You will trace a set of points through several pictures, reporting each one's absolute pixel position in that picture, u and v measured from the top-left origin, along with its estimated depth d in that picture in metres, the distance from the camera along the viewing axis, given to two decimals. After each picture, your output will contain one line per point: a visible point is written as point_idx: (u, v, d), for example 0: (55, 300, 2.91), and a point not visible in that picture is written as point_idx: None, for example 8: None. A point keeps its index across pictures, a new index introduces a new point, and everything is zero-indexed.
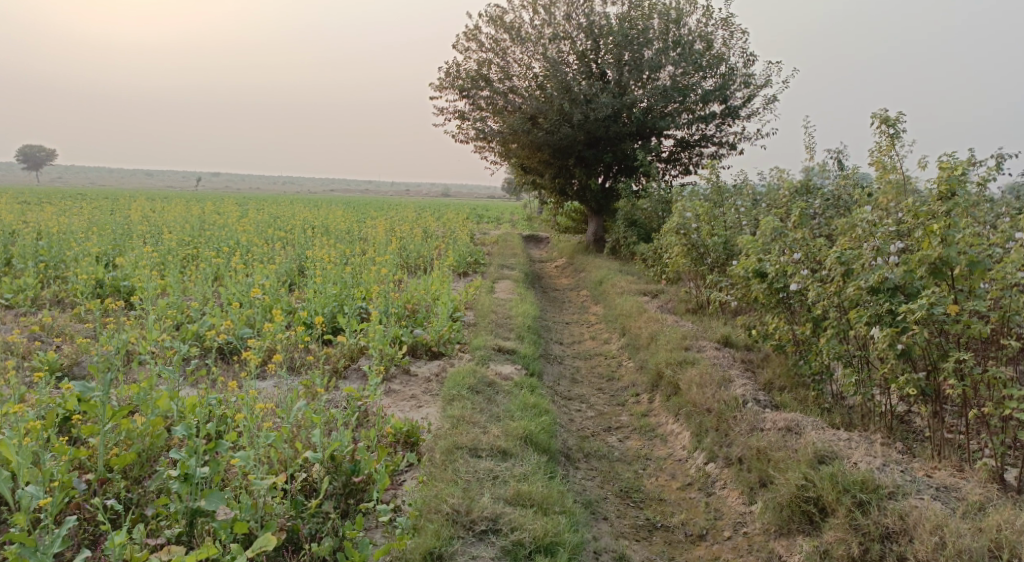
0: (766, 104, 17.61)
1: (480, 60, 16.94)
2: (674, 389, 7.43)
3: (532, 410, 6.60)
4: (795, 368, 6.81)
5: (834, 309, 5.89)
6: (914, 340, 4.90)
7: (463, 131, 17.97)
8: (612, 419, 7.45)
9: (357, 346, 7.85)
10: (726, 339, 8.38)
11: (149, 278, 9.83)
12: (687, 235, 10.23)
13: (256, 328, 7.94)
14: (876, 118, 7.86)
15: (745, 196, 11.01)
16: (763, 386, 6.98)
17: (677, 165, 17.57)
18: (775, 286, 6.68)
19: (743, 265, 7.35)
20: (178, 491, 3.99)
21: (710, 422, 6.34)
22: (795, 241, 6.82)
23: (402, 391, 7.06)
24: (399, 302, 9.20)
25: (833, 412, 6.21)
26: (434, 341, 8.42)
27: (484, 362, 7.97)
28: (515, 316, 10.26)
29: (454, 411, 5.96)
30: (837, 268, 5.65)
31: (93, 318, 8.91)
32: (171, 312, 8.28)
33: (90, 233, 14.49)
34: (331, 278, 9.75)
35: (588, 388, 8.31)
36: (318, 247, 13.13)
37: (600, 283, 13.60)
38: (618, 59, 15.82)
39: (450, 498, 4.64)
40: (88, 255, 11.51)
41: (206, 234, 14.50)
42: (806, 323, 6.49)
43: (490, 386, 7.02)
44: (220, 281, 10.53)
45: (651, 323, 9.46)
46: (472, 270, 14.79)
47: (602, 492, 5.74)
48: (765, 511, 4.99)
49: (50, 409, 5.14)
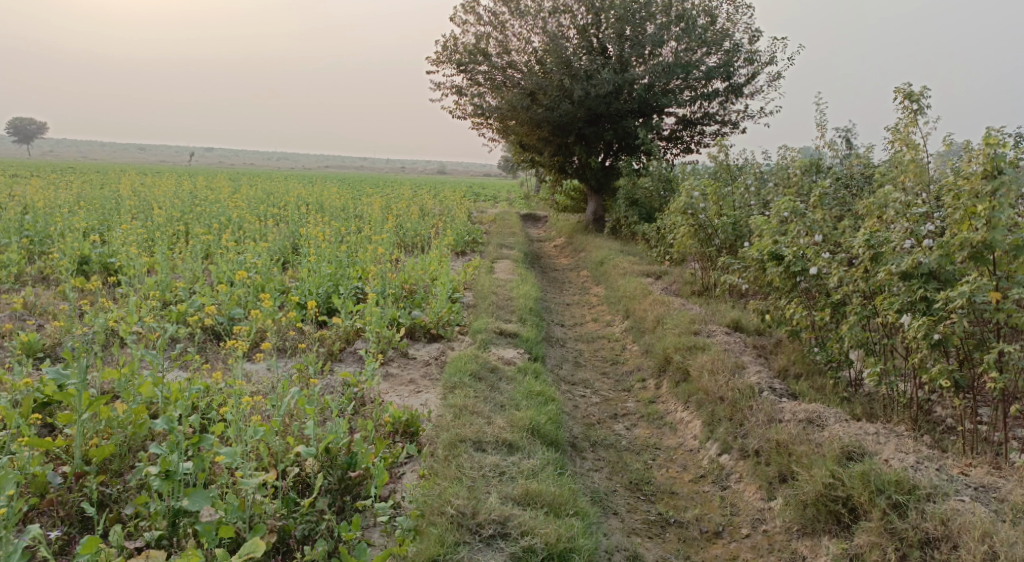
0: (770, 82, 17.21)
1: (479, 34, 16.44)
2: (683, 376, 7.14)
3: (537, 398, 6.29)
4: (811, 354, 6.51)
5: (858, 295, 5.59)
6: (951, 329, 4.62)
7: (461, 106, 17.54)
8: (618, 405, 7.16)
9: (352, 328, 7.54)
10: (737, 323, 8.07)
11: (137, 255, 9.50)
12: (695, 215, 9.85)
13: (247, 309, 7.64)
14: (900, 93, 7.56)
15: (754, 175, 10.69)
16: (777, 373, 6.68)
17: (678, 143, 17.18)
18: (793, 270, 6.37)
19: (757, 247, 7.03)
20: (158, 489, 3.68)
21: (723, 410, 6.05)
22: (815, 222, 6.50)
23: (400, 375, 6.77)
24: (396, 283, 8.89)
25: (853, 402, 5.91)
26: (433, 324, 8.11)
27: (485, 345, 7.66)
28: (516, 298, 9.94)
29: (455, 400, 5.65)
30: (866, 252, 5.34)
31: (78, 296, 8.58)
32: (158, 292, 7.96)
33: (77, 208, 14.11)
34: (326, 257, 9.41)
35: (592, 373, 8.01)
36: (312, 223, 12.78)
37: (601, 263, 13.29)
38: (620, 34, 15.35)
39: (455, 499, 4.34)
40: (75, 230, 11.16)
41: (197, 210, 14.15)
42: (825, 308, 6.19)
43: (493, 372, 6.71)
44: (211, 258, 10.20)
45: (657, 306, 9.14)
46: (470, 249, 14.47)
47: (611, 485, 5.46)
48: (787, 508, 4.72)
49: (27, 394, 4.84)
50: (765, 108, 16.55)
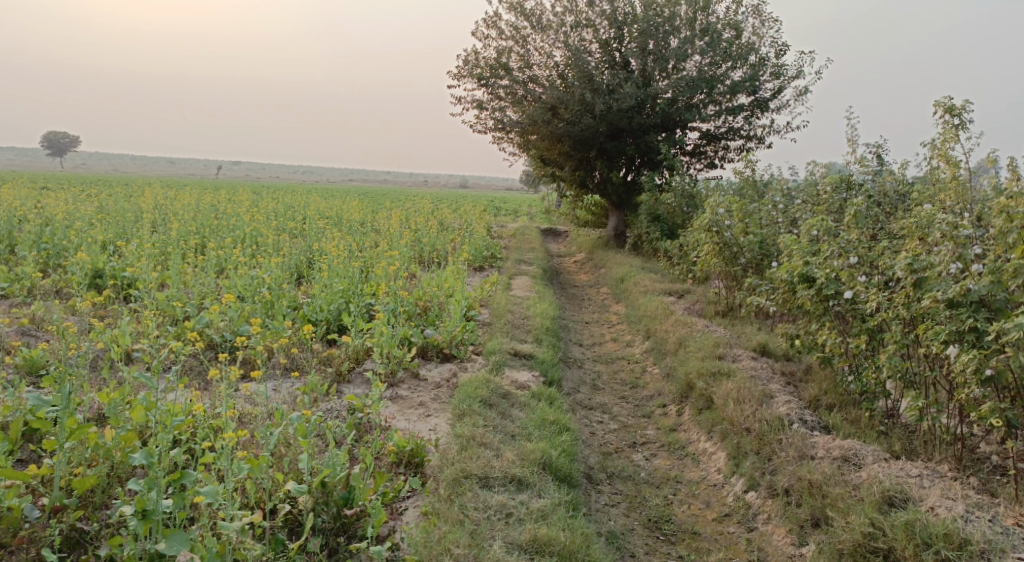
0: (797, 97, 16.82)
1: (500, 48, 16.26)
2: (706, 403, 6.76)
3: (551, 427, 5.96)
4: (844, 384, 6.11)
5: (898, 322, 5.21)
6: (1005, 364, 4.25)
7: (482, 120, 17.32)
8: (637, 433, 6.79)
9: (362, 347, 7.26)
10: (763, 347, 7.68)
11: (150, 268, 9.33)
12: (719, 233, 9.49)
13: (256, 326, 7.43)
14: (940, 107, 7.18)
15: (780, 191, 10.31)
16: (808, 403, 6.28)
17: (702, 158, 16.81)
18: (826, 293, 5.98)
19: (786, 268, 6.66)
20: (134, 530, 3.40)
21: (750, 443, 5.68)
22: (849, 243, 6.12)
23: (409, 397, 6.46)
24: (409, 299, 8.61)
25: (891, 437, 5.50)
26: (445, 343, 7.81)
27: (499, 368, 7.34)
28: (534, 316, 9.62)
29: (463, 429, 5.34)
30: (907, 276, 4.95)
31: (88, 310, 8.41)
32: (167, 307, 7.77)
33: (97, 220, 14.05)
34: (338, 272, 9.17)
35: (611, 397, 7.66)
36: (329, 237, 12.57)
37: (622, 280, 12.93)
38: (643, 47, 15.03)
39: (456, 546, 4.04)
40: (91, 243, 11.05)
41: (215, 223, 14.02)
42: (860, 335, 5.80)
43: (505, 398, 6.37)
44: (225, 272, 10.02)
45: (679, 327, 8.77)
46: (488, 264, 14.19)
47: (628, 523, 5.10)
48: (821, 557, 4.36)
49: (16, 415, 4.60)
50: (792, 123, 16.15)
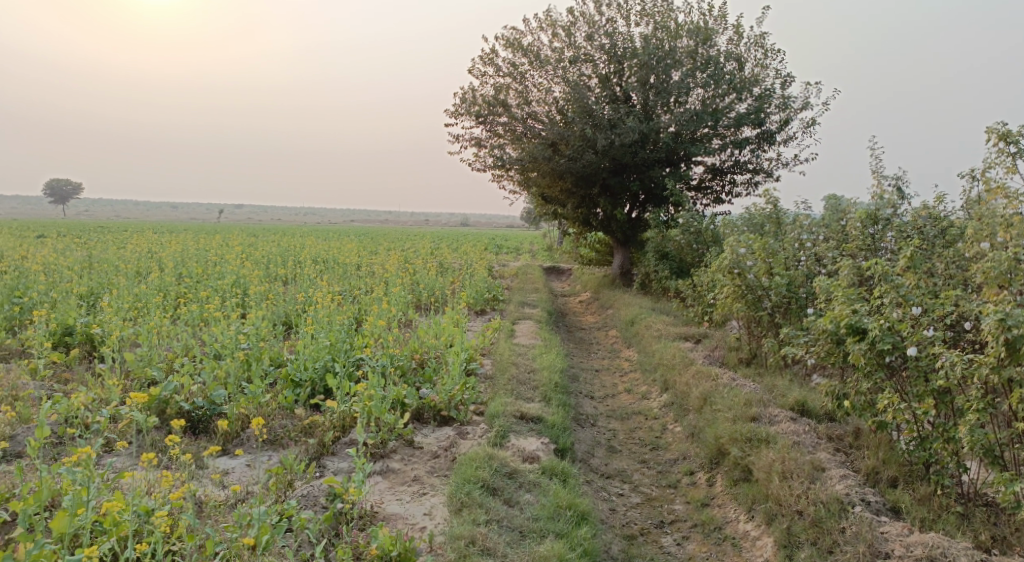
0: (804, 128, 16.14)
1: (499, 84, 15.59)
2: (745, 474, 5.88)
3: (568, 514, 5.11)
4: (906, 455, 5.22)
5: (978, 386, 4.41)
6: None
7: (482, 158, 16.61)
8: (663, 509, 5.86)
9: (349, 414, 6.38)
10: (802, 406, 6.79)
11: (121, 324, 8.47)
12: (742, 275, 8.64)
13: (231, 391, 6.57)
14: (994, 133, 6.86)
15: (802, 227, 9.46)
16: (865, 476, 5.38)
17: (708, 193, 16.08)
18: (883, 347, 5.08)
19: (830, 317, 5.74)
20: None
21: (806, 531, 4.84)
22: (909, 290, 5.25)
23: (402, 471, 5.57)
24: (403, 354, 7.72)
25: (971, 522, 4.65)
26: (443, 405, 6.91)
27: (503, 435, 6.45)
28: (541, 369, 8.73)
29: (462, 529, 4.57)
30: (1000, 335, 4.22)
31: (48, 375, 7.51)
32: (134, 370, 6.93)
33: (79, 271, 13.17)
34: (324, 324, 8.29)
35: (630, 462, 6.76)
36: (320, 285, 11.70)
37: (632, 323, 12.03)
38: (644, 81, 14.38)
39: None
40: (63, 298, 10.18)
41: (202, 271, 13.21)
42: (926, 398, 4.94)
43: (511, 477, 5.50)
44: (204, 326, 9.16)
45: (702, 379, 7.87)
46: (491, 307, 13.34)
47: None
48: None
49: None
50: (800, 155, 15.44)
